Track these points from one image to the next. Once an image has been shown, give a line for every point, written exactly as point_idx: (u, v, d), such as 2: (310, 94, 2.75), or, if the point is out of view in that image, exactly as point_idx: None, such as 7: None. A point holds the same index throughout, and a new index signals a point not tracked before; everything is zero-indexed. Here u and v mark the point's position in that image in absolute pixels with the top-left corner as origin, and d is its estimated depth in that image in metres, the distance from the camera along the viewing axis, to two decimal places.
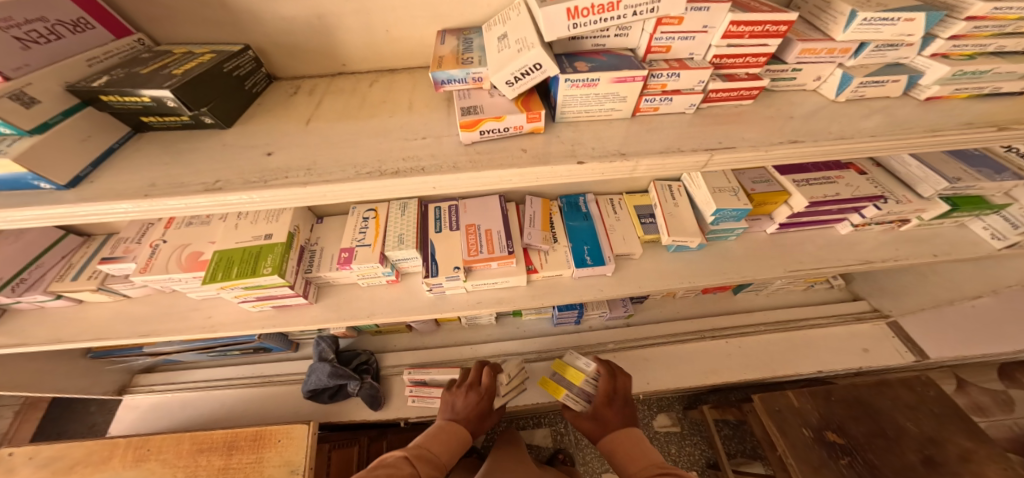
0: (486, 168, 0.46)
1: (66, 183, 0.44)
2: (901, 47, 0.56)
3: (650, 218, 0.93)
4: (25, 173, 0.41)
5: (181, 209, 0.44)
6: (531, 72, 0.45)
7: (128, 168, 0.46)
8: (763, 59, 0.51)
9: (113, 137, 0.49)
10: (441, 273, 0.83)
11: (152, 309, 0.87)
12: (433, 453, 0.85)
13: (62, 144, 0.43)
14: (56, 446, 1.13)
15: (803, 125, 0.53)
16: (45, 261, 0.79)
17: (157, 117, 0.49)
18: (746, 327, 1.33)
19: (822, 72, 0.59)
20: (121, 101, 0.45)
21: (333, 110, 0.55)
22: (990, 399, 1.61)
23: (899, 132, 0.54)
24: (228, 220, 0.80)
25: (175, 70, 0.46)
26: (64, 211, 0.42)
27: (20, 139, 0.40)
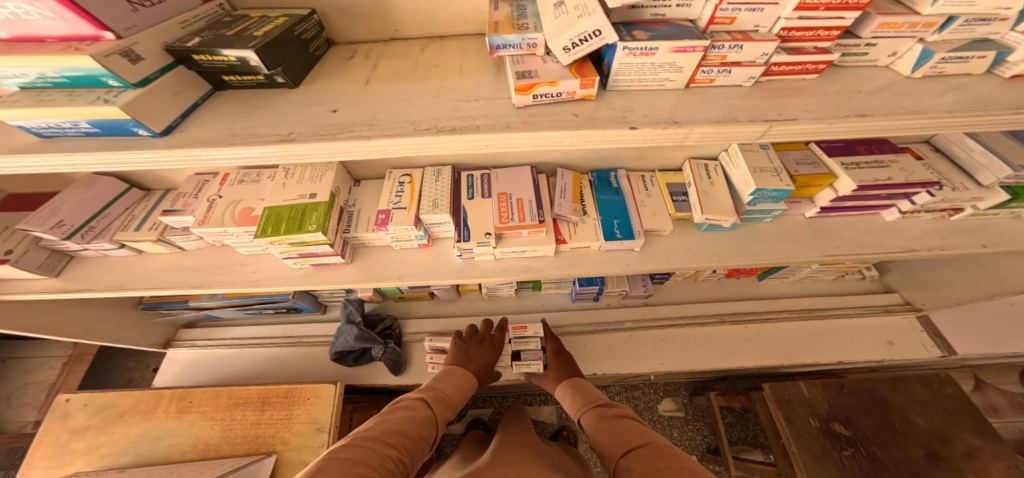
0: (540, 129, 0.48)
1: (161, 131, 0.47)
2: (993, 22, 0.53)
3: (682, 196, 0.94)
4: (127, 122, 0.44)
5: (256, 158, 0.47)
6: (589, 39, 0.46)
7: (210, 121, 0.49)
8: (836, 33, 0.50)
9: (197, 94, 0.52)
10: (473, 238, 0.86)
11: (202, 262, 0.93)
12: (447, 395, 0.89)
13: (158, 98, 0.46)
14: (108, 395, 1.12)
15: (870, 101, 0.52)
16: (110, 211, 0.84)
17: (237, 76, 0.51)
18: (769, 313, 1.34)
19: (898, 49, 0.57)
20: (209, 60, 0.48)
21: (389, 71, 0.57)
22: (1005, 401, 1.59)
23: (979, 108, 0.52)
24: (276, 180, 0.84)
25: (256, 32, 0.49)
26: (159, 157, 0.46)
27: (125, 91, 0.43)
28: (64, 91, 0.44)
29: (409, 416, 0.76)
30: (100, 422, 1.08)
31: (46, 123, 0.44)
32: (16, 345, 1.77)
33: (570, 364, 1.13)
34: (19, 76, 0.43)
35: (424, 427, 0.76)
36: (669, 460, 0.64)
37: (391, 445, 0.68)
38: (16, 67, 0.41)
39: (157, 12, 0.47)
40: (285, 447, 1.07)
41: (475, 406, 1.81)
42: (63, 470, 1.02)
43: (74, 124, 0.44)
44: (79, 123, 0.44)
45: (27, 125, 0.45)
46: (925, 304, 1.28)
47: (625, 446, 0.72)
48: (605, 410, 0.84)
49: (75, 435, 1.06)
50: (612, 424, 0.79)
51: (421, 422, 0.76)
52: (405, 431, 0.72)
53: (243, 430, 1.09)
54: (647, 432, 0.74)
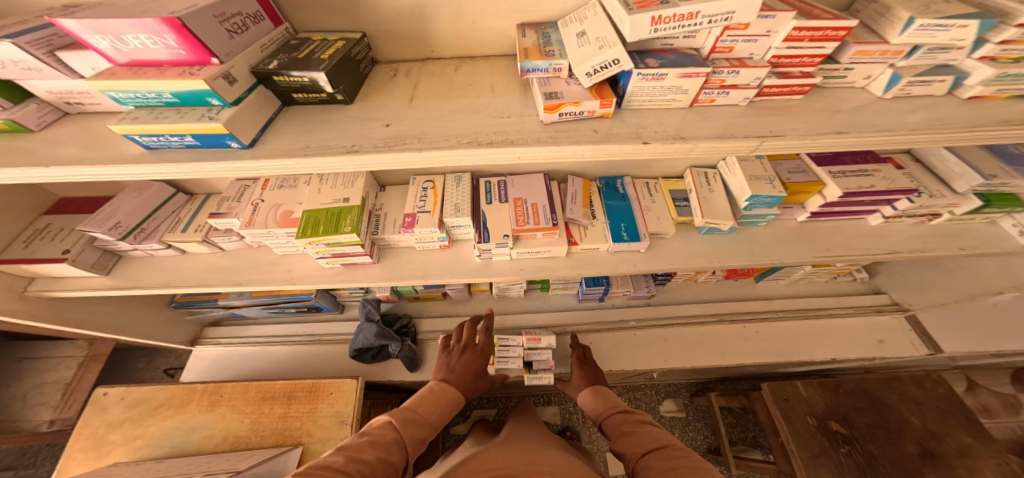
0: (566, 143, 0.56)
1: (248, 143, 0.57)
2: (951, 51, 0.61)
3: (684, 202, 1.01)
4: (224, 135, 0.54)
5: (324, 167, 0.57)
6: (608, 66, 0.54)
7: (284, 134, 0.59)
8: (819, 60, 0.58)
9: (273, 108, 0.62)
10: (492, 240, 0.93)
11: (240, 261, 1.01)
12: (421, 415, 0.85)
13: (247, 113, 0.56)
14: (143, 389, 1.19)
15: (849, 118, 0.60)
16: (158, 214, 0.95)
17: (305, 94, 0.61)
18: (766, 313, 1.41)
19: (872, 72, 0.64)
20: (286, 80, 0.58)
21: (429, 89, 0.66)
22: (998, 402, 1.65)
23: (941, 126, 0.59)
24: (312, 185, 0.92)
25: (322, 55, 0.60)
26: (247, 166, 0.56)
27: (223, 108, 0.54)
28: (173, 110, 0.54)
29: (370, 442, 0.72)
30: (136, 415, 1.14)
31: (158, 137, 0.54)
32: (35, 345, 1.76)
33: (591, 372, 1.19)
34: (139, 97, 0.54)
35: (385, 452, 0.71)
36: (689, 460, 0.69)
37: (347, 472, 0.64)
38: (141, 89, 0.52)
39: (246, 40, 0.57)
40: (311, 439, 1.12)
41: (480, 407, 1.87)
42: (100, 461, 1.08)
43: (180, 138, 0.55)
44: (184, 137, 0.55)
45: (140, 138, 0.55)
46: (912, 304, 1.36)
47: (646, 446, 0.77)
48: (627, 415, 0.90)
49: (112, 428, 1.12)
50: (633, 427, 0.85)
51: (383, 447, 0.72)
52: (362, 458, 0.68)
53: (271, 423, 1.14)
54: (666, 436, 0.79)
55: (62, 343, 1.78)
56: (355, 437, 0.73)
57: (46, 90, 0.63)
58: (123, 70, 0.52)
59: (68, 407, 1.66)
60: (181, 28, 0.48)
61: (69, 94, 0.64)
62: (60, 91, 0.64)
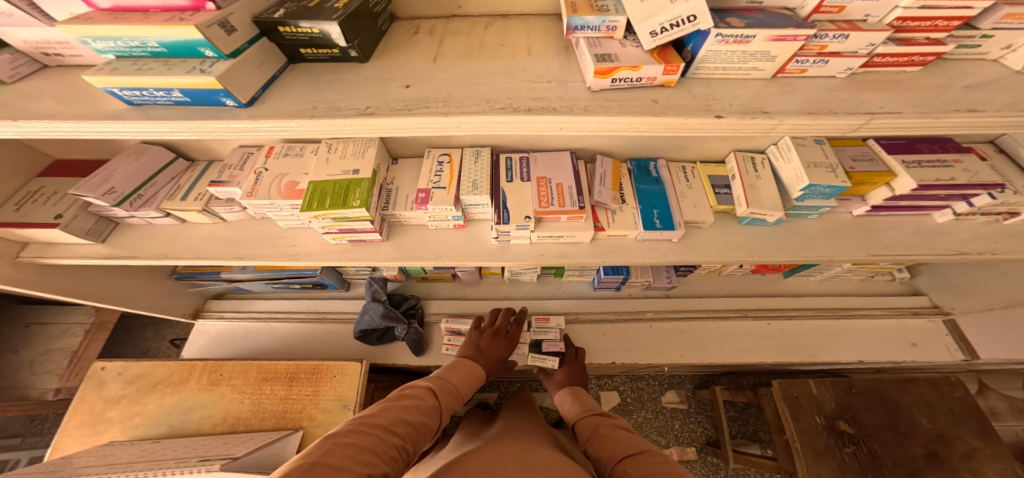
0: (617, 114, 0.48)
1: (246, 102, 0.51)
2: None
3: (724, 189, 0.92)
4: (219, 91, 0.48)
5: (336, 131, 0.51)
6: (681, 24, 0.46)
7: (291, 94, 0.52)
8: (955, 23, 0.49)
9: (276, 66, 0.54)
10: (512, 222, 0.85)
11: (243, 234, 0.94)
12: (454, 385, 0.83)
13: (246, 71, 0.49)
14: (142, 365, 1.16)
15: (969, 96, 0.50)
16: (158, 180, 0.88)
17: (313, 49, 0.55)
18: (792, 311, 1.34)
19: (1013, 41, 0.53)
20: (294, 32, 0.51)
21: (456, 49, 0.60)
22: (1006, 406, 1.46)
23: None
24: (320, 154, 0.84)
25: (336, 4, 0.52)
26: (247, 128, 0.50)
27: (219, 61, 0.47)
28: (160, 61, 0.48)
29: (415, 404, 0.71)
30: (135, 391, 1.12)
31: (140, 91, 0.48)
32: (43, 311, 1.75)
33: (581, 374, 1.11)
34: (119, 46, 0.47)
35: (429, 416, 0.71)
36: (669, 469, 0.62)
37: (396, 433, 0.64)
38: (120, 37, 0.45)
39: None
40: (311, 423, 1.07)
41: (482, 389, 1.81)
42: (98, 438, 1.06)
43: (167, 93, 0.48)
44: (172, 93, 0.48)
45: (121, 93, 0.49)
46: (954, 308, 1.27)
47: (622, 451, 0.69)
48: (602, 419, 0.82)
49: (110, 403, 1.10)
50: (610, 429, 0.77)
51: (426, 412, 0.71)
52: (410, 420, 0.68)
53: (271, 405, 1.10)
54: (643, 440, 0.71)
55: (70, 310, 1.75)
56: (399, 397, 0.72)
57: (21, 39, 0.57)
58: (102, 15, 0.45)
59: (75, 376, 1.66)
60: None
61: (47, 44, 0.58)
62: (37, 41, 0.57)
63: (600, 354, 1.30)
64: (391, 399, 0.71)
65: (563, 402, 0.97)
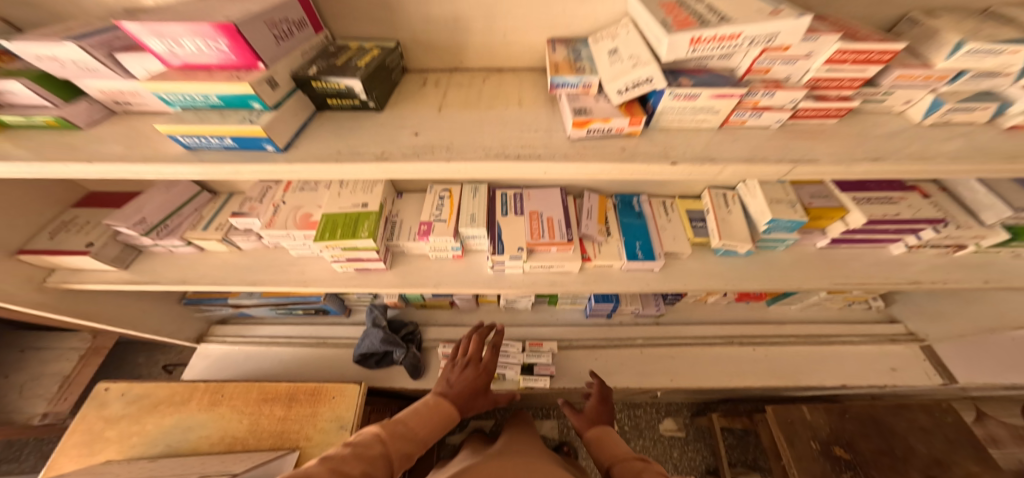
0: (591, 160, 0.57)
1: (283, 147, 0.57)
2: (999, 77, 0.55)
3: (700, 222, 1.02)
4: (262, 138, 0.54)
5: (355, 172, 0.58)
6: (641, 84, 0.56)
7: (320, 140, 0.59)
8: (858, 83, 0.58)
9: (306, 113, 0.61)
10: (506, 252, 0.93)
11: (256, 261, 1.01)
12: (409, 428, 0.80)
13: (284, 120, 0.56)
14: (145, 385, 1.19)
15: (880, 145, 0.59)
16: (183, 212, 0.97)
17: (337, 99, 0.62)
18: (776, 337, 1.39)
19: (913, 97, 0.60)
20: (323, 85, 0.59)
21: (456, 100, 0.70)
22: (1005, 432, 1.51)
23: (983, 157, 0.56)
24: (332, 189, 0.93)
25: (359, 63, 0.61)
26: (281, 170, 0.56)
27: (264, 112, 0.53)
28: (216, 112, 0.53)
29: (359, 452, 0.69)
30: (135, 412, 1.14)
31: (199, 137, 0.54)
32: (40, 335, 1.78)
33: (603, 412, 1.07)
34: (186, 98, 0.53)
35: (372, 466, 0.68)
36: None
37: None
38: (189, 91, 0.51)
39: (287, 44, 0.55)
40: (308, 443, 1.09)
41: (477, 417, 1.80)
42: (92, 458, 1.06)
43: (220, 139, 0.54)
44: (224, 139, 0.54)
45: (182, 139, 0.55)
46: (929, 335, 1.32)
47: None
48: (641, 466, 0.78)
49: (109, 423, 1.12)
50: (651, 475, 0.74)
51: (370, 461, 0.69)
52: (347, 471, 0.63)
53: (269, 425, 1.12)
54: None
55: (67, 335, 1.78)
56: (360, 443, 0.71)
57: (99, 90, 0.58)
58: (176, 73, 0.51)
59: (63, 400, 1.66)
60: (234, 33, 0.46)
61: (120, 95, 0.59)
62: (112, 91, 0.58)
63: (594, 378, 1.34)
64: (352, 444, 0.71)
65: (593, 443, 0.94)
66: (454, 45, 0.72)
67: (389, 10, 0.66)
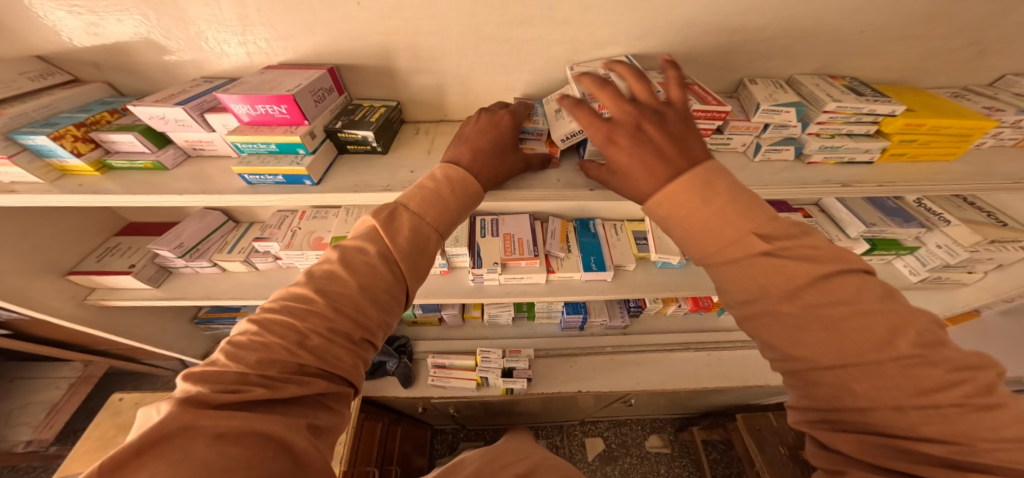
0: (536, 188, 0.78)
1: (318, 181, 0.75)
2: (791, 128, 0.85)
3: (643, 240, 1.25)
4: (303, 174, 0.72)
5: (368, 198, 0.77)
6: (577, 134, 0.78)
7: (343, 176, 0.78)
8: (710, 131, 0.84)
9: (332, 156, 0.81)
10: (484, 265, 1.13)
11: (270, 279, 1.18)
12: (352, 272, 0.54)
13: (320, 161, 0.75)
14: (157, 395, 1.33)
15: None
16: (212, 237, 1.15)
17: (356, 146, 0.82)
18: (725, 342, 1.59)
19: (746, 141, 0.89)
20: (347, 136, 0.79)
21: (443, 145, 0.90)
22: None
23: (792, 185, 0.82)
24: (340, 216, 1.14)
25: (372, 119, 0.82)
26: (315, 198, 0.74)
27: (307, 155, 0.73)
28: (273, 156, 0.73)
29: (287, 318, 0.50)
30: None
31: (260, 175, 0.73)
32: (27, 365, 1.86)
33: (679, 122, 0.56)
34: (253, 146, 0.72)
35: (300, 332, 0.49)
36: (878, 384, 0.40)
37: (259, 349, 0.47)
38: (257, 142, 0.71)
39: (324, 106, 0.77)
40: None
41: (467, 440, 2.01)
42: None
43: (274, 177, 0.73)
44: (276, 176, 0.73)
45: (247, 176, 0.74)
46: None
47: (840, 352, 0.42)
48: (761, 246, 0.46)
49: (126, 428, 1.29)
50: (824, 344, 0.42)
51: (300, 319, 0.50)
52: (277, 339, 0.48)
53: None
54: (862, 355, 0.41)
55: (61, 365, 1.85)
56: (257, 339, 0.48)
57: (184, 139, 0.79)
58: (247, 128, 0.71)
59: (48, 428, 1.71)
60: (292, 101, 0.67)
61: (200, 143, 0.80)
62: (194, 140, 0.80)
63: (569, 383, 1.50)
64: (242, 342, 0.48)
65: (666, 180, 0.51)
66: (438, 102, 0.95)
67: (390, 80, 0.89)
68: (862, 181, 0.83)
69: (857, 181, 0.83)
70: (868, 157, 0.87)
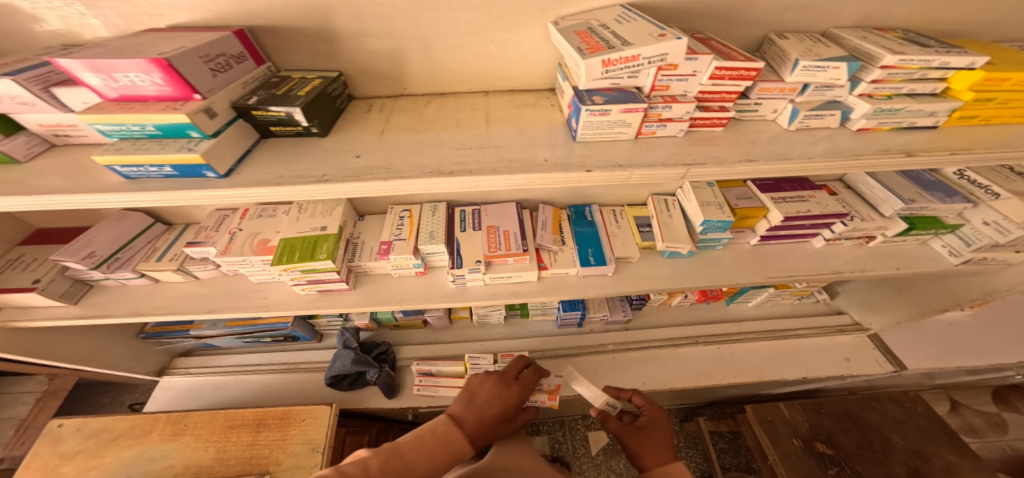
0: (520, 172, 0.61)
1: (224, 173, 0.56)
2: (835, 88, 0.68)
3: (647, 227, 1.09)
4: (200, 165, 0.53)
5: (295, 195, 0.57)
6: None
7: (261, 165, 0.59)
8: (735, 96, 0.66)
9: (249, 141, 0.61)
10: (465, 265, 0.97)
11: (215, 289, 1.01)
12: (405, 463, 0.54)
13: (224, 147, 0.55)
14: (103, 419, 1.20)
15: (763, 148, 0.67)
16: (135, 243, 0.95)
17: (280, 127, 0.62)
18: (737, 334, 1.45)
19: (777, 106, 0.72)
20: (264, 114, 0.58)
21: (400, 124, 0.71)
22: (984, 421, 1.79)
23: (837, 157, 0.66)
24: (291, 214, 0.95)
25: (299, 91, 0.61)
26: (221, 196, 0.55)
27: (203, 140, 0.53)
28: (155, 141, 0.53)
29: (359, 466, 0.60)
30: (92, 446, 1.15)
31: (137, 167, 0.54)
32: None
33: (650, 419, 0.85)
34: (123, 129, 0.52)
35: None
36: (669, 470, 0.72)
37: None
38: (125, 122, 0.51)
39: (231, 77, 0.57)
40: (279, 467, 1.13)
41: None
42: None
43: (158, 168, 0.54)
44: (163, 168, 0.54)
45: (121, 169, 0.55)
46: (872, 324, 1.40)
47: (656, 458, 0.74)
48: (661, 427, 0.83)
49: (65, 458, 1.13)
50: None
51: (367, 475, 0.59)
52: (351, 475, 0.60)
53: (238, 452, 1.15)
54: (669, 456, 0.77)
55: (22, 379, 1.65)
56: None
57: (38, 122, 0.62)
58: (112, 105, 0.51)
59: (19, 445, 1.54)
60: (167, 68, 0.47)
61: (60, 127, 0.63)
62: (51, 124, 0.63)
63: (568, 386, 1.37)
64: None
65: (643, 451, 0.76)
66: (394, 70, 0.75)
67: (328, 43, 0.69)
68: (928, 149, 0.67)
69: (922, 150, 0.67)
70: (931, 122, 0.71)
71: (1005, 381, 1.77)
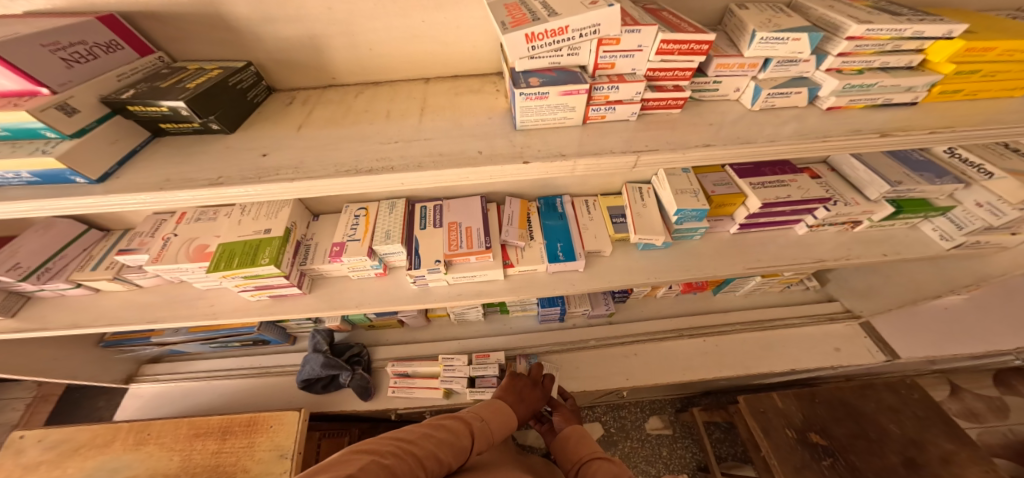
0: (446, 167, 0.54)
1: (98, 178, 0.52)
2: (800, 63, 0.61)
3: (621, 218, 1.02)
4: (64, 170, 0.49)
5: (188, 200, 0.53)
6: None
7: (146, 168, 0.55)
8: (689, 73, 0.58)
9: (135, 140, 0.57)
10: (423, 266, 0.90)
11: (160, 298, 0.96)
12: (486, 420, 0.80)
13: (94, 148, 0.51)
14: (64, 430, 1.17)
15: (721, 131, 0.59)
16: (67, 252, 0.90)
17: (173, 124, 0.57)
18: (724, 325, 1.39)
19: (739, 85, 0.64)
20: (145, 110, 0.54)
21: (321, 118, 0.64)
22: (985, 406, 1.73)
23: (807, 139, 0.58)
24: (232, 217, 0.89)
25: (188, 84, 0.55)
26: (94, 202, 0.51)
27: (62, 141, 0.48)
28: (8, 143, 0.48)
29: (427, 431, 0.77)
30: (54, 457, 1.12)
31: None
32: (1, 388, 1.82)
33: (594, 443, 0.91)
34: None
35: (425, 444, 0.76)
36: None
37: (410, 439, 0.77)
38: None
39: (95, 66, 0.53)
40: (245, 474, 1.10)
41: None
42: None
43: (16, 174, 0.49)
44: (20, 173, 0.49)
45: None
46: (863, 311, 1.35)
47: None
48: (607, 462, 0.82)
49: (27, 470, 1.10)
50: None
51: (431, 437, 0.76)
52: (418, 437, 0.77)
53: (203, 460, 1.12)
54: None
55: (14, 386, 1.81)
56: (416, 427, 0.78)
57: None
58: None
59: None
60: None
61: None
62: None
63: None
64: None
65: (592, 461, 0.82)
66: (315, 58, 0.68)
67: (232, 30, 0.62)
68: (904, 128, 0.59)
69: (897, 129, 0.59)
70: (909, 98, 0.63)
71: (1007, 364, 1.70)
